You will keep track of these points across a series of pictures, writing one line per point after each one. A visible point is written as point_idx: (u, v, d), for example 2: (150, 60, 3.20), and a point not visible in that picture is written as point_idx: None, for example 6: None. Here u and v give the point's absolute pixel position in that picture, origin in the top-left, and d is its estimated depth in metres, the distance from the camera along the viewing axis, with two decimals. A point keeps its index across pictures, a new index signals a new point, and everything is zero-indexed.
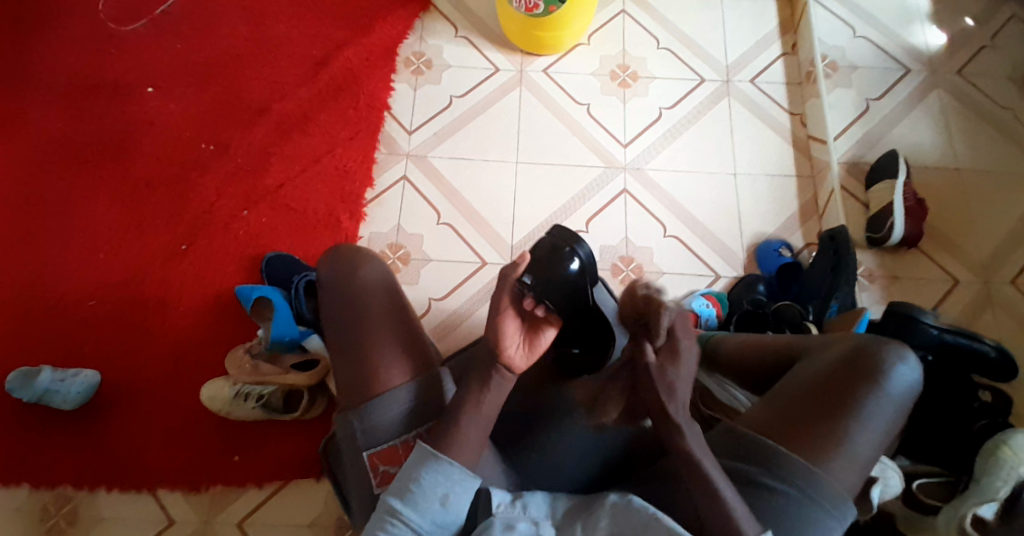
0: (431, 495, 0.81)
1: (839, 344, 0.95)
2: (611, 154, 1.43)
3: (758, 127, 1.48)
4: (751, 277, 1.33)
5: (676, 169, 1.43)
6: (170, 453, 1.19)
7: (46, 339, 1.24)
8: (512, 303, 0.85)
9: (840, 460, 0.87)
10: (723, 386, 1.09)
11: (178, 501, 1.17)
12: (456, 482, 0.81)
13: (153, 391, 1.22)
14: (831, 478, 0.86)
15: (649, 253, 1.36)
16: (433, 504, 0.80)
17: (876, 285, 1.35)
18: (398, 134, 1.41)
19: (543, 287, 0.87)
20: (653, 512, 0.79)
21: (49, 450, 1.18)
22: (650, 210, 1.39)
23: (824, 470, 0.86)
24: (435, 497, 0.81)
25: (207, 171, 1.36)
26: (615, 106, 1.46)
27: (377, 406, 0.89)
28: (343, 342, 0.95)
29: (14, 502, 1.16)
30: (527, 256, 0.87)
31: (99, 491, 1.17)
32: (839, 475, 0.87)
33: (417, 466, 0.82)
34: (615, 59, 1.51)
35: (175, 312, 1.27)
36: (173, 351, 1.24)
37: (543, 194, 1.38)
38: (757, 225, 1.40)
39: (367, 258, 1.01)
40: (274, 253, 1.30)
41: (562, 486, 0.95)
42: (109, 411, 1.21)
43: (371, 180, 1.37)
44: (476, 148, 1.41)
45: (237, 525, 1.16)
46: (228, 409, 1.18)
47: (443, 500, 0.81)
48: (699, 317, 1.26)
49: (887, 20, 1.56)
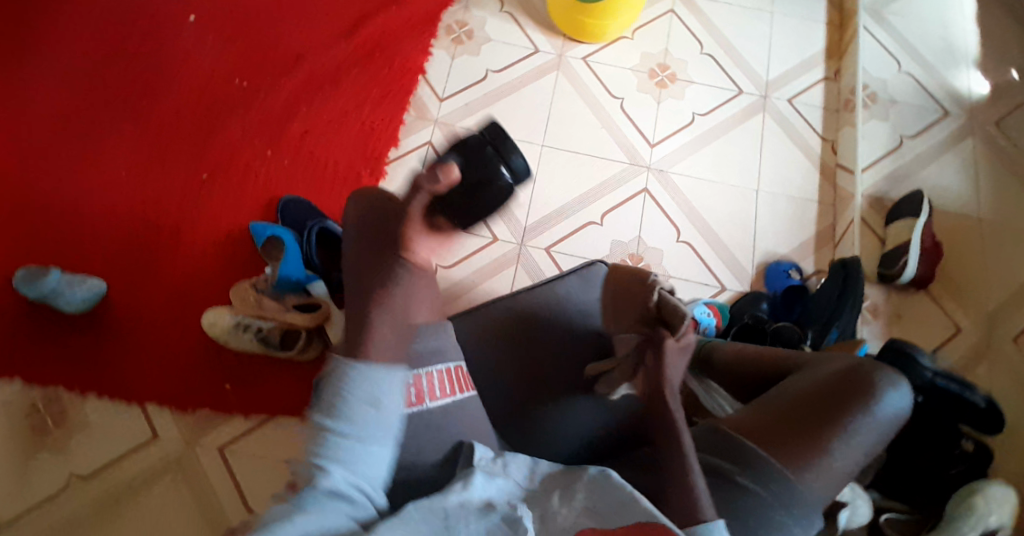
0: (358, 400, 0.77)
1: (835, 363, 0.97)
2: (637, 151, 1.43)
3: (786, 145, 1.48)
4: (756, 293, 1.35)
5: (698, 176, 1.43)
6: (164, 372, 1.22)
7: (59, 243, 1.27)
8: (422, 219, 0.86)
9: (815, 469, 0.88)
10: (710, 392, 1.13)
11: (165, 418, 1.21)
12: (393, 391, 0.79)
13: (153, 308, 1.25)
14: (802, 486, 0.87)
15: (658, 255, 1.38)
16: (365, 409, 0.77)
17: (878, 320, 1.37)
18: (429, 100, 1.42)
19: (457, 205, 0.87)
20: (631, 491, 0.80)
21: (46, 348, 1.22)
22: (666, 213, 1.40)
23: (796, 479, 0.87)
24: (365, 402, 0.77)
25: (238, 107, 1.39)
26: (648, 105, 1.47)
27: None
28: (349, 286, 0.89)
29: (8, 392, 1.20)
30: (450, 171, 0.84)
31: (91, 397, 1.21)
32: (814, 485, 0.88)
33: (340, 379, 0.78)
34: (656, 57, 1.51)
35: (188, 238, 1.30)
36: (178, 275, 1.27)
37: (561, 181, 1.39)
38: (771, 244, 1.42)
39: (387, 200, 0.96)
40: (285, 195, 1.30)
41: (554, 451, 0.97)
42: (109, 321, 1.24)
43: (396, 140, 1.39)
44: (504, 124, 1.41)
45: (217, 449, 1.20)
46: (227, 337, 1.20)
47: (373, 403, 0.77)
48: (698, 324, 1.28)
49: (935, 61, 1.54)
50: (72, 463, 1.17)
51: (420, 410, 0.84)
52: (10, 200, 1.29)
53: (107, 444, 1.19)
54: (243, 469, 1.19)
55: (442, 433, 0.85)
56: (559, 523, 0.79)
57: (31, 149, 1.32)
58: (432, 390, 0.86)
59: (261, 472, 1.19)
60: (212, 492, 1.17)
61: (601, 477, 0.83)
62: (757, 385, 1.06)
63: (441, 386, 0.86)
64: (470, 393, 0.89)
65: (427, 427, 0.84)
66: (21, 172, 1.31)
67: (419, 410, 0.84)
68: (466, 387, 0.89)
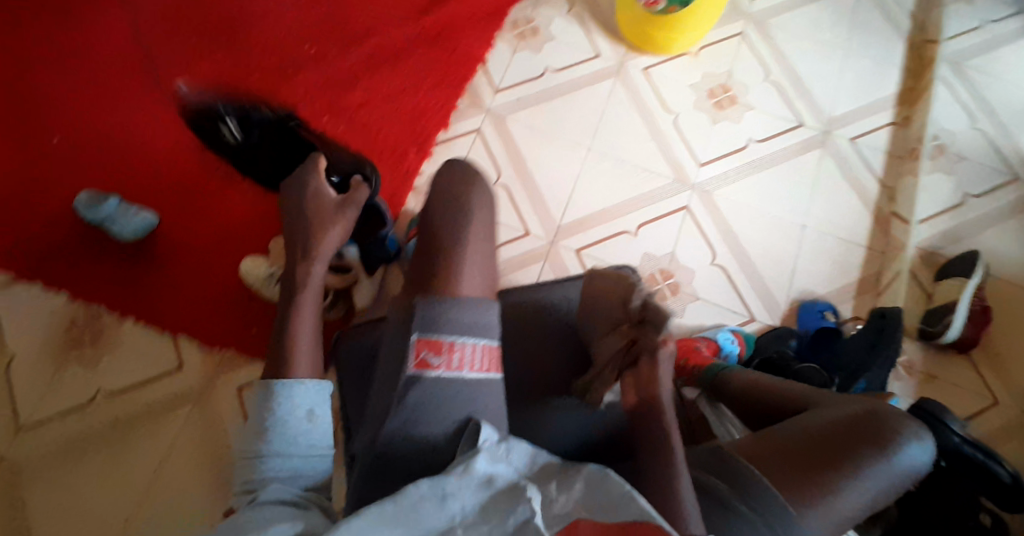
0: (295, 413, 0.89)
1: (851, 404, 0.95)
2: (683, 169, 1.42)
3: (839, 184, 1.44)
4: (783, 329, 1.32)
5: (743, 203, 1.42)
6: (196, 309, 1.29)
7: (115, 179, 1.32)
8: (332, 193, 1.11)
9: (818, 507, 0.86)
10: (720, 419, 1.11)
11: (192, 352, 1.27)
12: (322, 399, 0.92)
13: (194, 250, 1.31)
14: (802, 522, 0.86)
15: (689, 274, 1.37)
16: (301, 421, 0.89)
17: (911, 378, 1.31)
18: (484, 89, 1.44)
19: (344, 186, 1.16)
20: (628, 490, 0.79)
21: (90, 270, 1.28)
22: (704, 234, 1.39)
23: (796, 513, 0.86)
24: (302, 414, 0.89)
25: (302, 72, 1.40)
26: (703, 124, 1.46)
27: (454, 303, 0.89)
28: (429, 253, 0.95)
29: (50, 305, 1.27)
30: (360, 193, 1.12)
31: (127, 321, 1.28)
32: (814, 522, 0.86)
33: (269, 394, 0.90)
34: (718, 78, 1.49)
35: (239, 194, 1.34)
36: (222, 223, 1.32)
37: (602, 187, 1.39)
38: (808, 282, 1.38)
39: (479, 185, 1.00)
40: (226, 103, 1.28)
41: (546, 446, 0.97)
42: (151, 254, 1.30)
43: (445, 123, 1.40)
44: (554, 124, 1.43)
45: (234, 389, 1.25)
46: (260, 287, 1.26)
47: (308, 415, 0.89)
48: (719, 349, 1.28)
49: (1012, 122, 1.48)
50: (101, 380, 1.24)
51: (457, 377, 0.87)
52: (75, 134, 1.33)
53: (134, 367, 1.26)
54: None
55: (460, 407, 0.87)
56: (556, 509, 0.80)
57: (97, 88, 1.35)
58: (472, 362, 0.88)
59: None
60: (225, 431, 1.23)
61: (598, 473, 0.82)
62: (766, 415, 1.04)
63: (480, 360, 0.88)
64: (496, 375, 0.90)
65: (452, 396, 0.87)
66: (88, 108, 1.34)
67: (456, 377, 0.87)
68: (495, 368, 0.90)
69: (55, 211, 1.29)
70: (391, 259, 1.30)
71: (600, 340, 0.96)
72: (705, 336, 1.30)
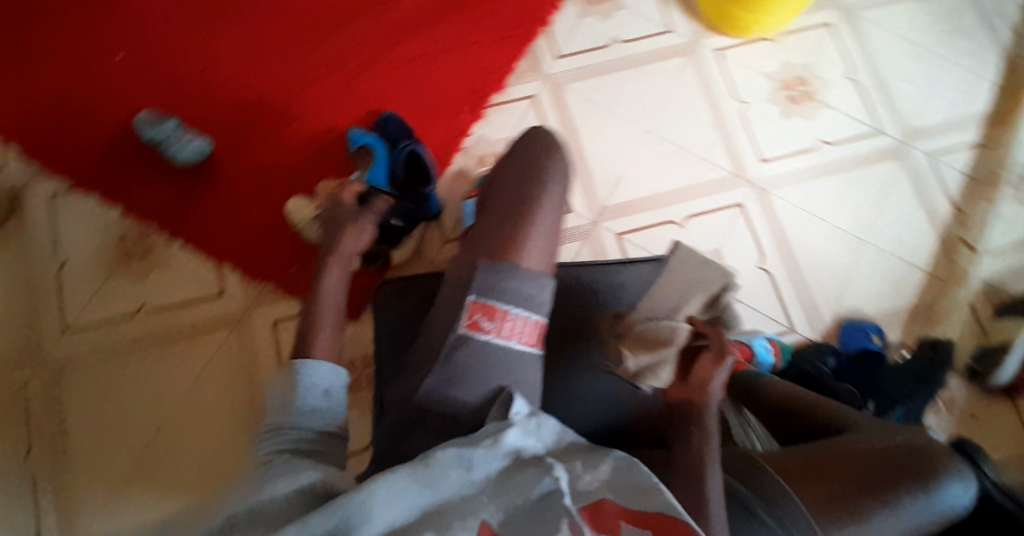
0: (315, 390, 0.91)
1: (895, 432, 0.91)
2: (744, 163, 1.36)
3: (909, 201, 1.35)
4: (824, 346, 1.26)
5: (802, 207, 1.35)
6: (240, 240, 1.29)
7: (174, 98, 1.33)
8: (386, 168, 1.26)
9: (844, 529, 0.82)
10: (742, 426, 1.07)
11: (233, 281, 1.28)
12: (338, 379, 0.93)
13: (243, 180, 1.31)
14: None
15: (733, 275, 1.32)
16: (317, 396, 0.90)
17: (951, 417, 1.24)
18: (546, 53, 1.39)
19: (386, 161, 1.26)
20: (654, 481, 0.78)
21: (142, 189, 1.29)
22: (756, 235, 1.33)
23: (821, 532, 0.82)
24: (320, 391, 0.91)
25: (365, 13, 1.38)
26: (772, 119, 1.38)
27: (512, 271, 0.90)
28: (494, 214, 0.96)
29: (103, 219, 1.29)
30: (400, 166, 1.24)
31: (174, 244, 1.29)
32: None
33: (291, 374, 0.91)
34: (797, 69, 1.40)
35: (291, 126, 1.33)
36: (271, 155, 1.32)
37: (654, 172, 1.34)
38: (857, 300, 1.32)
39: (552, 153, 0.99)
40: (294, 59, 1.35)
41: (570, 422, 1.00)
42: (200, 180, 1.30)
43: (501, 86, 1.36)
44: (614, 100, 1.38)
45: (269, 322, 1.27)
46: (302, 226, 1.24)
47: (325, 392, 0.91)
48: (754, 354, 1.21)
49: None
50: (148, 294, 1.28)
51: (504, 345, 0.90)
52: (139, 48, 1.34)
53: (177, 289, 1.28)
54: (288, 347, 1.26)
55: (492, 377, 0.90)
56: (581, 485, 0.79)
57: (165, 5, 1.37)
58: (522, 333, 0.90)
59: None
60: (257, 361, 1.26)
61: (625, 461, 0.81)
62: (802, 431, 1.01)
63: (528, 333, 0.91)
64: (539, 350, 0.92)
65: (495, 364, 0.90)
66: (154, 24, 1.36)
67: (503, 345, 0.90)
68: (538, 343, 0.92)
69: (114, 124, 1.31)
70: (431, 218, 1.28)
71: (646, 326, 0.95)
72: (740, 339, 1.23)
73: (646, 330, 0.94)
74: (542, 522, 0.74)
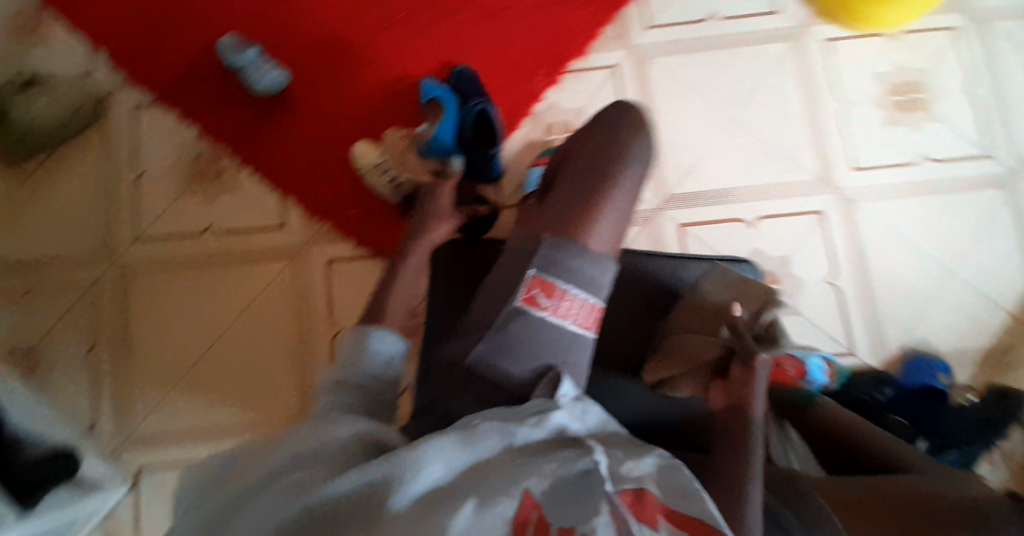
0: (375, 356, 0.93)
1: (959, 482, 0.85)
2: (833, 168, 1.27)
3: (1007, 235, 1.25)
4: (883, 375, 1.18)
5: (889, 223, 1.26)
6: (307, 176, 1.29)
7: (259, 23, 1.32)
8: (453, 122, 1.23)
9: None
10: (782, 443, 1.07)
11: (294, 215, 1.28)
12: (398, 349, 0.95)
13: (316, 116, 1.31)
14: None
15: (798, 286, 1.24)
16: (377, 363, 0.93)
17: (1006, 469, 1.18)
18: (637, 22, 1.32)
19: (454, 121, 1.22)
20: (698, 488, 0.72)
21: (219, 113, 1.30)
22: (831, 247, 1.25)
23: None
24: (381, 360, 0.93)
25: None
26: (872, 125, 1.28)
27: (579, 251, 0.89)
28: (567, 189, 0.94)
29: (181, 136, 1.30)
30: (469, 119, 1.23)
31: (244, 171, 1.30)
32: None
33: (358, 337, 0.94)
34: (911, 73, 1.29)
35: (368, 67, 1.32)
36: (346, 95, 1.31)
37: (732, 165, 1.27)
38: (926, 332, 1.23)
39: (635, 136, 0.97)
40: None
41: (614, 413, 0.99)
42: (274, 111, 1.30)
43: (582, 51, 1.31)
44: (701, 82, 1.30)
45: (324, 260, 1.27)
46: (366, 171, 1.24)
47: (386, 360, 0.94)
48: (806, 372, 1.15)
49: None
50: (216, 216, 1.28)
51: (557, 324, 0.88)
52: None
53: (241, 214, 1.28)
54: (338, 288, 1.26)
55: (537, 354, 0.87)
56: (623, 471, 0.74)
57: None
58: (576, 315, 0.88)
59: (347, 298, 1.26)
60: (309, 297, 1.26)
61: (671, 463, 0.76)
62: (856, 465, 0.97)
63: (582, 315, 0.89)
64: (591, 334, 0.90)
65: (547, 342, 0.87)
66: None
67: (557, 324, 0.88)
68: (591, 327, 0.90)
69: (199, 43, 1.32)
70: (489, 182, 1.25)
71: (687, 337, 0.98)
72: (795, 355, 1.17)
73: (688, 343, 0.97)
74: (580, 503, 0.70)
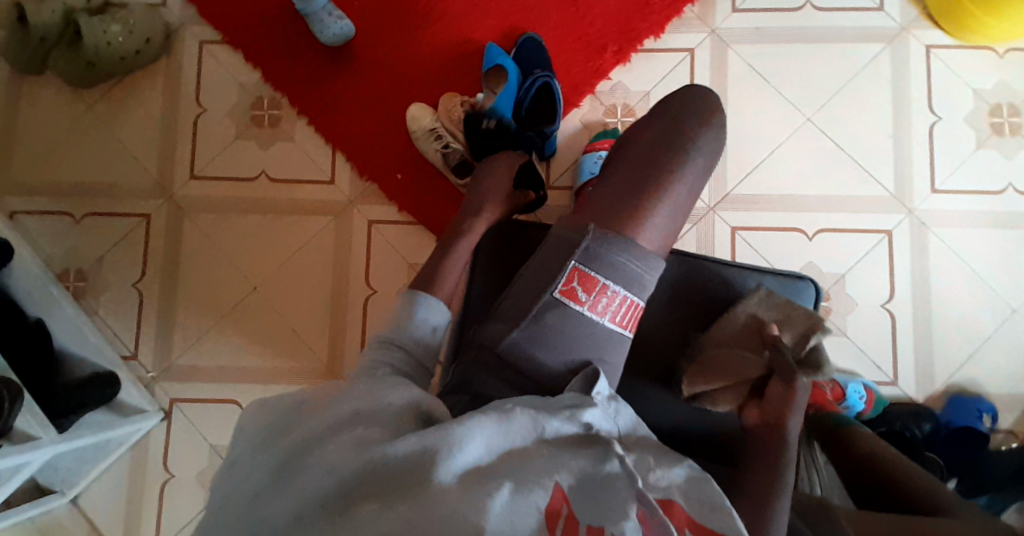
0: (424, 322, 0.88)
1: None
2: (910, 186, 1.19)
3: None
4: (924, 409, 1.13)
5: (961, 252, 1.18)
6: (361, 131, 1.28)
7: None
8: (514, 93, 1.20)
9: None
10: (808, 464, 1.03)
11: (344, 171, 1.28)
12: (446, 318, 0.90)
13: (377, 69, 1.28)
14: None
15: (849, 307, 1.18)
16: (426, 329, 0.87)
17: None
18: (721, 4, 1.24)
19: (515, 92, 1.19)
20: (725, 502, 0.68)
21: (283, 56, 1.29)
22: (892, 270, 1.18)
23: None
24: (429, 326, 0.88)
25: None
26: (961, 145, 1.19)
27: (626, 247, 0.80)
28: (625, 175, 0.84)
29: (244, 76, 1.30)
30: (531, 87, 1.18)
31: (301, 120, 1.29)
32: None
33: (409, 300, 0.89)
34: (1015, 92, 1.19)
35: (434, 23, 1.28)
36: (409, 49, 1.28)
37: (799, 170, 1.20)
38: (977, 372, 1.17)
39: (709, 125, 0.85)
40: None
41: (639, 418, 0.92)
42: (337, 59, 1.28)
43: (659, 30, 1.23)
44: (781, 76, 1.22)
45: (367, 221, 1.26)
46: (418, 137, 1.22)
47: (433, 328, 0.88)
48: (844, 396, 1.11)
49: None
50: (269, 162, 1.29)
51: (595, 321, 0.80)
52: None
53: (293, 164, 1.29)
54: (376, 252, 1.26)
55: (575, 349, 0.80)
56: (651, 479, 0.69)
57: None
58: (614, 312, 0.81)
59: (385, 262, 1.26)
60: (348, 257, 1.26)
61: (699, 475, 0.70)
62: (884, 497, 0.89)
63: (621, 313, 0.81)
64: (630, 334, 0.83)
65: (579, 339, 0.80)
66: None
67: (593, 321, 0.80)
68: (630, 327, 0.83)
69: None
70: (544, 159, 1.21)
71: (721, 352, 0.88)
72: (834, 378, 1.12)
73: (722, 358, 0.87)
74: (603, 503, 0.64)
